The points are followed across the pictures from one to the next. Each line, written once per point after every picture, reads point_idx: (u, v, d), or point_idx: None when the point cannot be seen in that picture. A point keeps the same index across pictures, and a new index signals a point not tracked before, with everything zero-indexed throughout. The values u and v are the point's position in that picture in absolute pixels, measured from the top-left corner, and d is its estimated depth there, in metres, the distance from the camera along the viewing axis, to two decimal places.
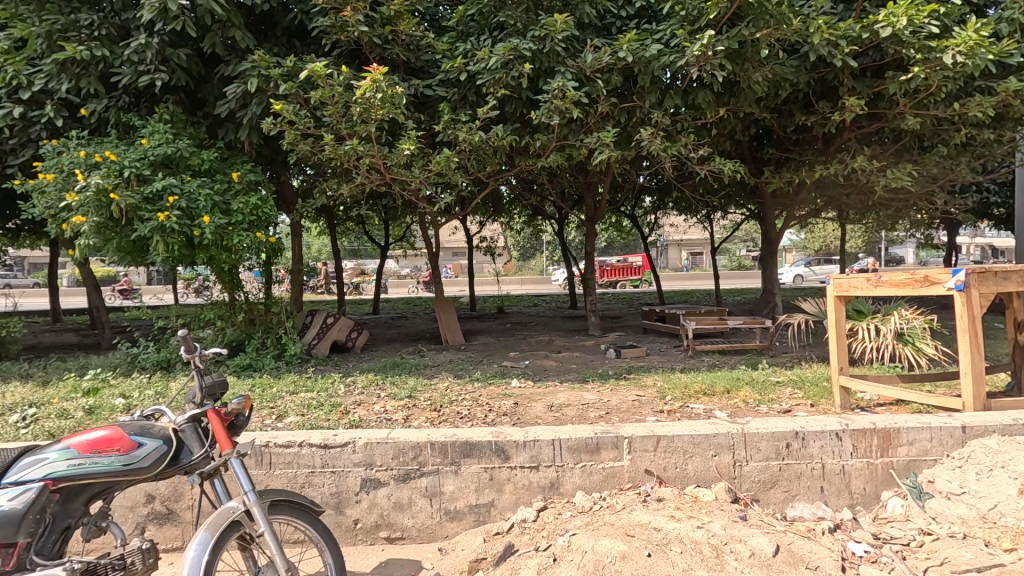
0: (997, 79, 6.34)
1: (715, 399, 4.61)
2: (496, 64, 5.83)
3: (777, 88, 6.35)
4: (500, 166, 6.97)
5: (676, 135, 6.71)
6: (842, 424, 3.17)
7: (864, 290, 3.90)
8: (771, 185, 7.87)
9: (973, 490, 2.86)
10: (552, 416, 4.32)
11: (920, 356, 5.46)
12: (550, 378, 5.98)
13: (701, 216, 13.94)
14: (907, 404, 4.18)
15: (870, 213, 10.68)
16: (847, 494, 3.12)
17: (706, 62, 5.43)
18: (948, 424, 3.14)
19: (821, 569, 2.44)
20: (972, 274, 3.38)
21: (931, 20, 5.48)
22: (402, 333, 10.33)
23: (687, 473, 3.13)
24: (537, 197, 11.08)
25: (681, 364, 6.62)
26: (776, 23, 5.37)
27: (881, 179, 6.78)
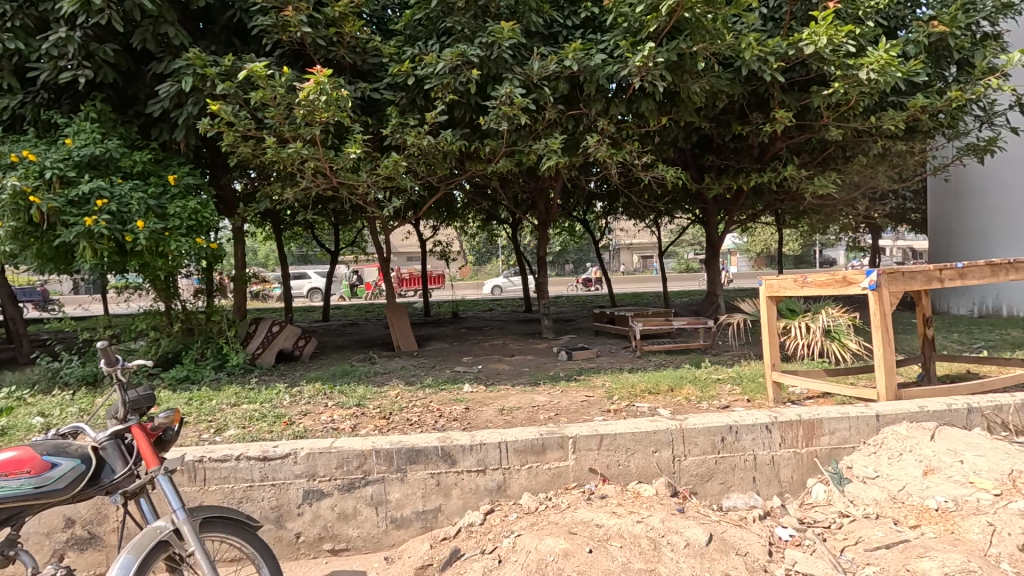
0: (908, 95, 6.91)
1: (659, 397, 4.79)
2: (444, 69, 5.85)
3: (715, 99, 6.67)
4: (450, 170, 6.96)
5: (622, 143, 6.91)
6: (771, 417, 3.35)
7: (792, 290, 4.18)
8: (712, 192, 8.24)
9: (884, 474, 3.10)
10: (502, 420, 4.36)
11: (845, 351, 5.86)
12: (502, 382, 6.00)
13: (649, 221, 14.39)
14: (832, 396, 4.48)
15: (803, 218, 11.35)
16: (776, 484, 3.30)
17: (647, 72, 5.64)
18: (864, 413, 3.39)
19: (750, 554, 2.58)
20: (883, 275, 3.67)
21: (849, 39, 5.91)
22: (353, 341, 10.10)
23: (629, 470, 3.23)
24: (490, 202, 11.13)
25: (630, 364, 6.82)
26: (711, 37, 5.64)
27: (809, 187, 7.24)
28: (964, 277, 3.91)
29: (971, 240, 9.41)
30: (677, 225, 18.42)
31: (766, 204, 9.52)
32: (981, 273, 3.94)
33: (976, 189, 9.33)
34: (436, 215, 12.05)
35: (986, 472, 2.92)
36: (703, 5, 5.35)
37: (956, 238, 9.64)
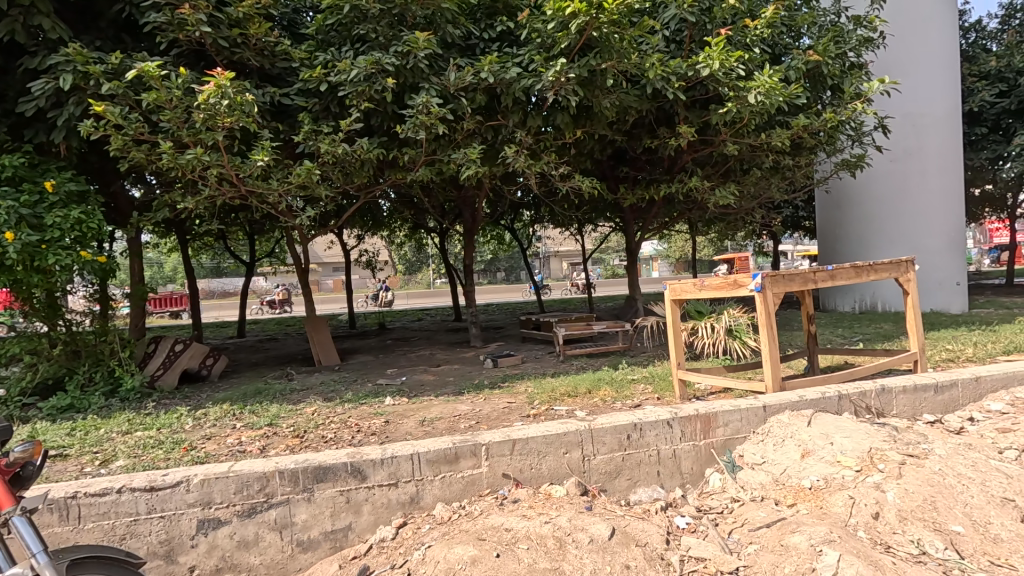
0: (792, 116, 7.64)
1: (578, 399, 4.94)
2: (359, 77, 5.75)
3: (625, 114, 7.03)
4: (368, 179, 6.80)
5: (540, 154, 7.09)
6: (672, 413, 3.57)
7: (693, 292, 4.49)
8: (627, 202, 8.65)
9: (770, 459, 3.41)
10: (422, 430, 4.29)
11: (745, 348, 6.33)
12: (426, 392, 5.92)
13: (573, 229, 14.84)
14: (732, 391, 4.84)
15: (712, 225, 12.19)
16: (678, 475, 3.53)
17: (560, 87, 5.85)
18: (753, 404, 3.70)
19: (648, 544, 2.75)
20: (767, 277, 4.06)
21: (739, 64, 6.46)
22: (270, 357, 9.54)
23: (542, 472, 3.31)
24: (415, 210, 11.00)
25: (553, 369, 6.97)
26: (618, 56, 5.93)
27: (712, 197, 7.81)
28: (835, 278, 4.40)
29: (850, 245, 10.53)
30: (601, 233, 19.16)
31: (677, 213, 10.13)
32: (848, 274, 4.44)
33: (852, 200, 10.39)
34: (360, 223, 11.72)
35: (851, 450, 3.23)
36: (610, 25, 5.62)
37: (838, 243, 10.73)
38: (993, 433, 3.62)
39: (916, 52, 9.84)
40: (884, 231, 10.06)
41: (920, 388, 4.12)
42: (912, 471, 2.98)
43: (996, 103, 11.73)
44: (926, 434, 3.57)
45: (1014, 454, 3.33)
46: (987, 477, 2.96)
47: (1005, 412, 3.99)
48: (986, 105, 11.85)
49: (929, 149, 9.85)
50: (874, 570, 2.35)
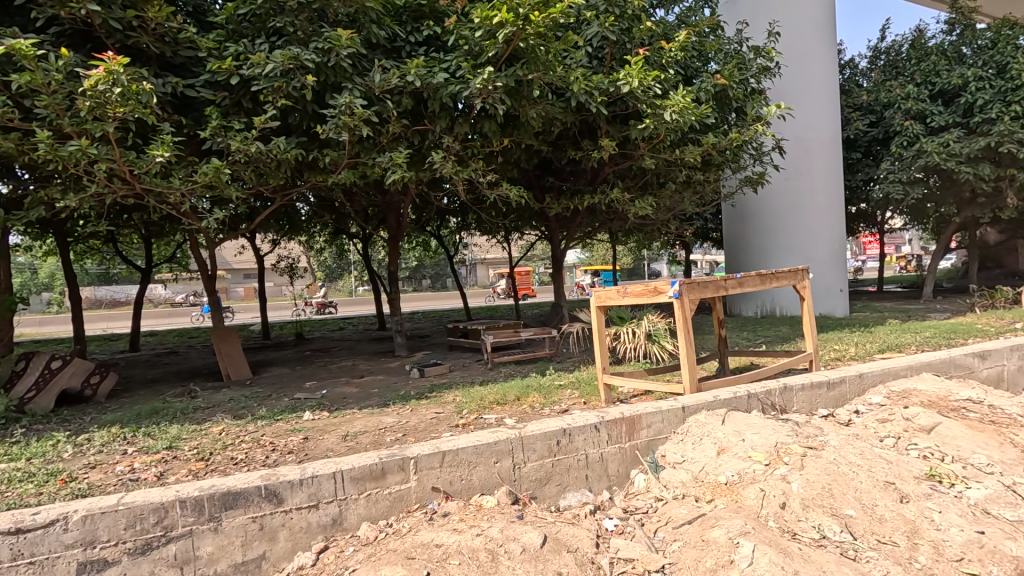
0: (703, 134, 8.17)
1: (507, 407, 4.91)
2: (274, 72, 5.40)
3: (550, 125, 7.17)
4: (285, 181, 6.40)
5: (468, 160, 7.04)
6: (599, 416, 3.66)
7: (616, 299, 4.66)
8: (553, 211, 8.84)
9: (689, 458, 3.59)
10: (345, 446, 4.06)
11: (663, 351, 6.63)
12: (349, 405, 5.63)
13: (500, 237, 14.92)
14: (652, 393, 5.06)
15: (632, 235, 12.77)
16: (605, 478, 3.62)
17: (488, 95, 5.85)
18: (673, 405, 3.89)
19: (579, 549, 2.79)
20: (684, 285, 4.30)
21: (656, 83, 6.82)
22: (169, 373, 8.63)
23: (472, 483, 3.26)
24: (336, 215, 10.53)
25: (481, 377, 6.90)
26: (544, 67, 6.04)
27: (631, 208, 8.18)
28: (743, 285, 4.75)
29: (753, 255, 11.48)
30: (527, 241, 19.43)
31: (600, 223, 10.49)
32: (754, 281, 4.81)
33: (754, 213, 11.33)
34: (275, 228, 11.03)
35: (760, 446, 3.48)
36: (536, 37, 5.70)
37: (743, 253, 11.68)
38: (875, 423, 4.06)
39: (805, 83, 10.98)
40: (781, 242, 11.07)
41: (816, 385, 4.54)
42: (813, 462, 3.25)
43: (867, 131, 13.37)
44: (822, 427, 3.93)
45: (893, 441, 3.75)
46: (873, 463, 3.30)
47: (884, 404, 4.51)
48: (860, 133, 13.48)
49: (816, 169, 10.99)
50: (784, 556, 2.52)
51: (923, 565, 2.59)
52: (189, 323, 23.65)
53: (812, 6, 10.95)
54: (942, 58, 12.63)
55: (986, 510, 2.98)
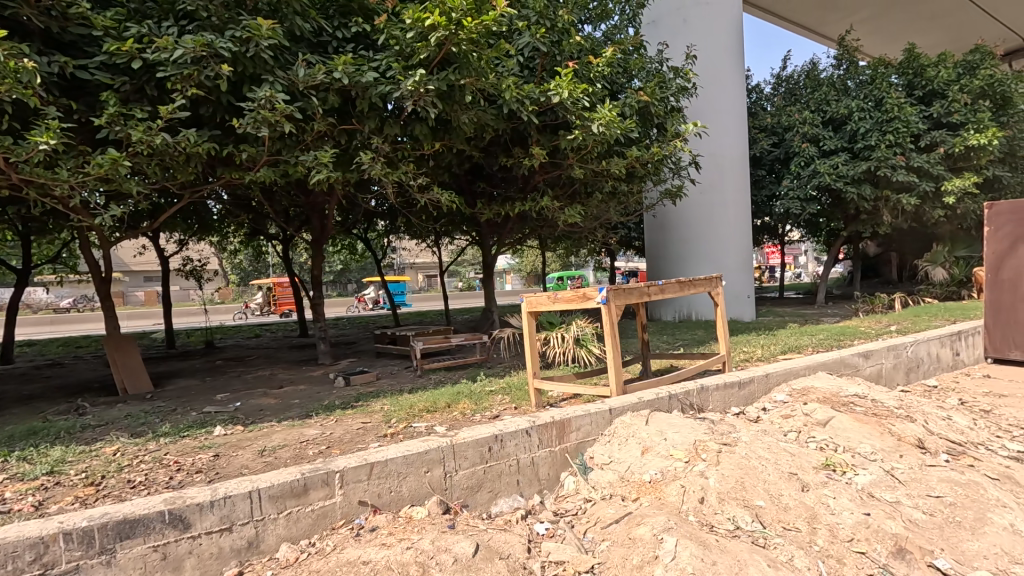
0: (627, 147, 8.54)
1: (437, 414, 4.82)
2: (184, 58, 4.98)
3: (482, 131, 7.17)
4: (195, 176, 5.90)
5: (397, 163, 6.88)
6: (530, 421, 3.70)
7: (546, 305, 4.73)
8: (484, 216, 8.85)
9: (616, 458, 3.72)
10: (261, 462, 3.78)
11: (591, 355, 6.83)
12: (267, 418, 5.29)
13: (430, 241, 14.74)
14: (580, 397, 5.17)
15: (561, 242, 13.10)
16: (536, 482, 3.67)
17: (419, 97, 5.75)
18: (601, 408, 4.02)
19: (511, 555, 2.79)
20: (611, 291, 4.47)
21: (584, 95, 7.04)
22: (51, 387, 7.64)
23: (402, 495, 3.18)
24: (253, 215, 9.87)
25: (409, 385, 6.73)
26: (476, 73, 6.04)
27: (561, 215, 8.37)
28: (665, 291, 5.01)
29: (672, 263, 12.17)
30: (458, 245, 19.33)
31: (530, 230, 10.64)
32: (675, 288, 5.09)
33: (673, 224, 12.02)
34: (182, 227, 10.14)
35: (680, 444, 3.67)
36: (469, 43, 5.68)
37: (663, 261, 12.35)
38: (780, 419, 4.43)
39: (718, 104, 11.83)
40: (697, 251, 11.83)
41: (729, 385, 4.88)
42: (727, 457, 3.47)
43: (771, 151, 14.66)
44: (735, 424, 4.22)
45: (794, 434, 4.10)
46: (778, 456, 3.59)
47: (786, 401, 4.93)
48: (765, 153, 14.75)
49: (728, 184, 11.86)
50: (703, 548, 2.66)
51: (821, 546, 2.84)
52: (78, 331, 21.19)
53: (725, 34, 11.86)
54: (832, 89, 14.14)
55: (871, 493, 3.32)
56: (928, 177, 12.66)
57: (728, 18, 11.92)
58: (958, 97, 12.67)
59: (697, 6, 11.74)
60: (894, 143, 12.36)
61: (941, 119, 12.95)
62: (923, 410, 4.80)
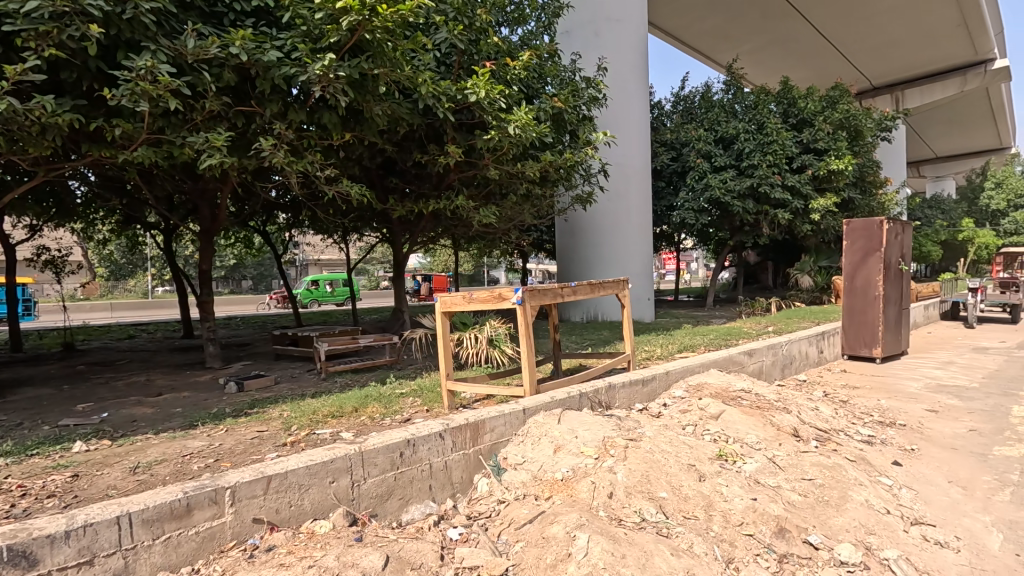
0: (542, 151, 8.71)
1: (343, 420, 4.53)
2: (40, 12, 4.24)
3: (395, 125, 6.91)
4: (52, 151, 5.07)
5: (302, 151, 6.41)
6: (444, 424, 3.61)
7: (461, 305, 4.65)
8: (396, 213, 8.54)
9: (529, 458, 3.75)
10: (134, 481, 3.31)
11: (503, 356, 6.85)
12: (142, 430, 4.65)
13: (337, 237, 14.01)
14: (494, 398, 5.14)
15: (474, 243, 13.06)
16: (449, 486, 3.58)
17: (328, 83, 5.38)
18: (514, 408, 4.04)
19: (423, 565, 2.69)
20: (526, 292, 4.52)
21: (501, 97, 7.03)
22: None
23: (304, 509, 2.95)
24: (127, 200, 8.71)
25: (312, 389, 6.27)
26: (391, 65, 5.80)
27: (476, 216, 8.30)
28: (576, 293, 5.15)
29: (582, 266, 12.63)
30: (367, 243, 18.57)
31: (443, 229, 10.46)
32: (586, 290, 5.26)
33: (583, 228, 12.49)
34: (34, 210, 8.68)
35: (590, 441, 3.78)
36: (383, 31, 5.43)
37: (573, 264, 12.77)
38: (679, 414, 4.74)
39: (625, 116, 12.49)
40: (604, 256, 12.39)
41: (634, 383, 5.14)
42: (633, 452, 3.63)
43: (670, 165, 15.78)
44: (639, 421, 4.44)
45: (692, 428, 4.41)
46: (679, 449, 3.82)
47: (684, 397, 5.28)
48: (665, 166, 15.85)
49: (633, 192, 12.54)
50: (614, 543, 2.74)
51: (716, 532, 3.05)
52: None
53: (632, 51, 12.55)
54: (722, 111, 15.53)
55: (757, 479, 3.64)
56: (799, 195, 14.32)
57: (635, 36, 12.62)
58: (823, 127, 14.48)
59: (607, 21, 12.32)
60: (773, 164, 13.84)
61: (809, 145, 14.73)
62: (796, 403, 5.38)
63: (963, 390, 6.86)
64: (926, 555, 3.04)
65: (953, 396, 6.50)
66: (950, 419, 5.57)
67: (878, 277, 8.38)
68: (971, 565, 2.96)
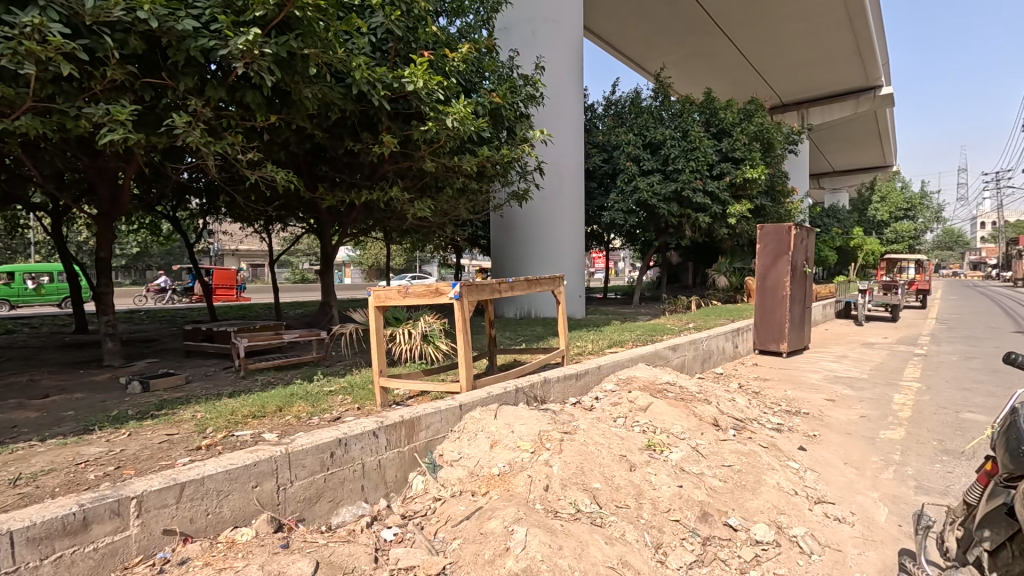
0: (478, 146, 8.65)
1: (266, 420, 4.25)
2: None
3: (327, 110, 6.58)
4: None
5: (221, 132, 5.93)
6: (378, 422, 3.50)
7: (396, 300, 4.52)
8: (325, 202, 8.14)
9: (465, 454, 3.72)
10: (14, 495, 2.91)
11: (438, 352, 6.75)
12: (24, 436, 4.11)
13: (258, 226, 13.16)
14: (428, 394, 5.05)
15: (407, 237, 12.77)
16: (382, 486, 3.47)
17: (252, 60, 5.00)
18: (451, 405, 3.99)
19: (355, 569, 2.60)
20: (464, 287, 4.47)
21: (439, 88, 6.88)
22: None
23: (223, 517, 2.74)
24: (6, 175, 7.64)
25: (229, 388, 5.83)
26: (323, 46, 5.50)
27: (411, 208, 8.10)
28: (514, 289, 5.17)
29: (516, 263, 12.73)
30: (292, 233, 17.63)
31: (375, 221, 10.12)
32: (523, 285, 5.30)
33: (518, 225, 12.60)
34: None
35: (526, 436, 3.81)
36: (315, 10, 5.14)
37: (508, 260, 12.84)
38: (611, 407, 4.90)
39: (561, 117, 12.70)
40: (538, 253, 12.56)
41: (567, 377, 5.25)
42: (568, 445, 3.70)
43: (602, 166, 16.30)
44: (573, 414, 4.54)
45: (623, 420, 4.57)
46: (611, 441, 3.95)
47: (614, 390, 5.47)
48: (597, 167, 16.34)
49: (567, 192, 12.80)
50: (551, 535, 2.77)
51: (646, 519, 3.18)
52: None
53: (568, 53, 12.77)
54: (651, 117, 16.24)
55: (683, 468, 3.84)
56: (718, 201, 15.30)
57: (571, 38, 12.85)
58: (740, 138, 15.54)
59: (545, 22, 12.45)
60: (695, 170, 14.67)
61: (727, 154, 15.75)
62: (716, 395, 5.74)
63: (854, 380, 7.65)
64: (827, 530, 3.36)
65: (846, 386, 7.23)
66: (845, 407, 6.20)
67: (786, 278, 9.12)
68: (863, 536, 3.30)
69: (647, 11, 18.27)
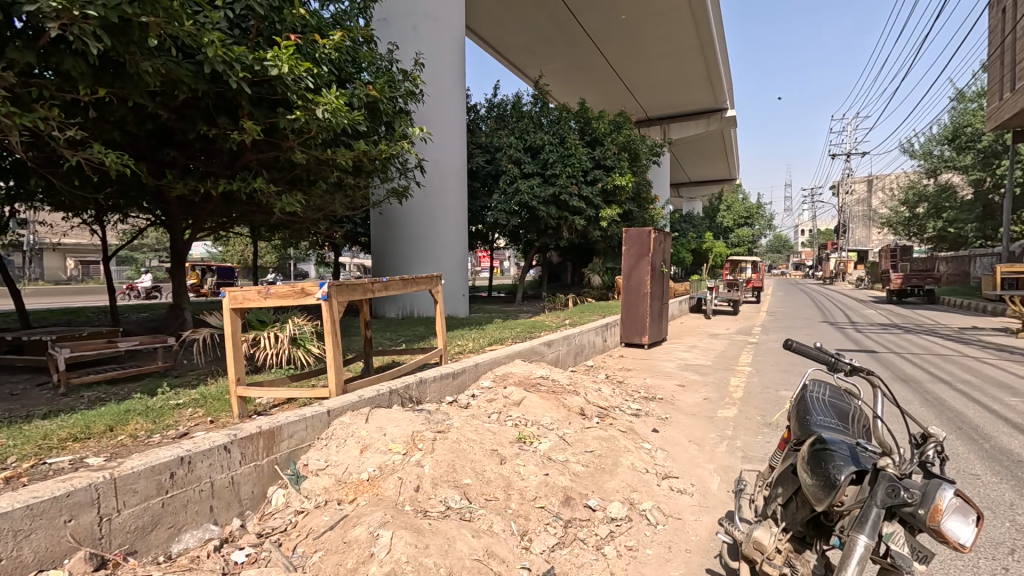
0: (354, 140, 8.27)
1: (91, 443, 3.65)
2: None
3: (173, 87, 5.83)
4: None
5: (29, 103, 4.97)
6: (230, 435, 3.20)
7: (255, 301, 4.15)
8: (174, 191, 7.23)
9: (333, 461, 3.56)
10: None
11: (308, 355, 6.35)
12: None
13: (88, 217, 11.26)
14: (294, 401, 4.72)
15: (276, 233, 11.81)
16: (236, 504, 3.18)
17: (71, 22, 4.26)
18: (317, 411, 3.78)
19: None
20: (333, 287, 4.23)
21: (308, 76, 6.46)
22: None
23: (23, 561, 2.32)
24: None
25: (44, 408, 4.91)
26: (165, 15, 4.82)
27: (277, 203, 7.41)
28: (388, 288, 5.04)
29: (397, 261, 12.42)
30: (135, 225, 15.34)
31: (238, 214, 9.22)
32: (398, 285, 5.18)
33: (399, 223, 12.32)
34: None
35: (398, 437, 3.74)
36: None
37: (388, 259, 12.48)
38: (486, 403, 5.00)
39: (442, 115, 12.64)
40: (420, 252, 12.38)
41: (443, 376, 5.25)
42: (441, 444, 3.71)
43: (484, 167, 16.58)
44: (448, 413, 4.55)
45: (496, 415, 4.70)
46: (483, 437, 4.02)
47: (490, 386, 5.59)
48: (480, 167, 16.55)
49: (449, 191, 12.77)
50: (417, 535, 2.75)
51: (513, 509, 3.29)
52: None
53: (449, 52, 12.75)
54: (531, 122, 16.86)
55: (550, 457, 4.06)
56: (592, 205, 16.37)
57: (453, 38, 12.85)
58: (610, 147, 16.81)
59: (425, 17, 12.29)
60: (571, 176, 15.53)
61: (600, 162, 16.90)
62: (584, 386, 6.15)
63: (701, 367, 8.70)
64: (671, 501, 3.78)
65: (694, 373, 8.18)
66: (692, 391, 7.01)
67: (647, 277, 10.03)
68: (699, 504, 3.77)
69: (528, 18, 18.93)
